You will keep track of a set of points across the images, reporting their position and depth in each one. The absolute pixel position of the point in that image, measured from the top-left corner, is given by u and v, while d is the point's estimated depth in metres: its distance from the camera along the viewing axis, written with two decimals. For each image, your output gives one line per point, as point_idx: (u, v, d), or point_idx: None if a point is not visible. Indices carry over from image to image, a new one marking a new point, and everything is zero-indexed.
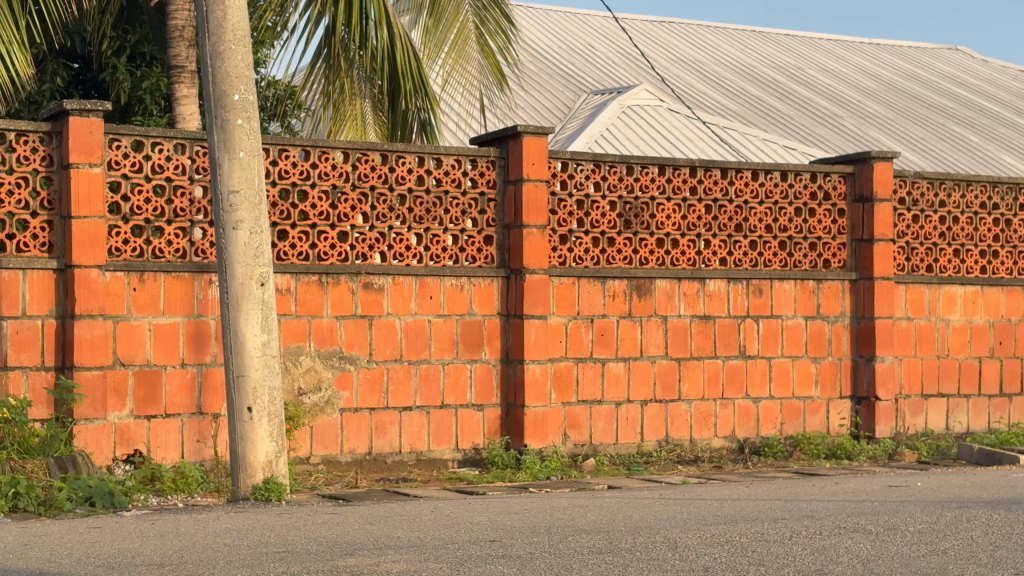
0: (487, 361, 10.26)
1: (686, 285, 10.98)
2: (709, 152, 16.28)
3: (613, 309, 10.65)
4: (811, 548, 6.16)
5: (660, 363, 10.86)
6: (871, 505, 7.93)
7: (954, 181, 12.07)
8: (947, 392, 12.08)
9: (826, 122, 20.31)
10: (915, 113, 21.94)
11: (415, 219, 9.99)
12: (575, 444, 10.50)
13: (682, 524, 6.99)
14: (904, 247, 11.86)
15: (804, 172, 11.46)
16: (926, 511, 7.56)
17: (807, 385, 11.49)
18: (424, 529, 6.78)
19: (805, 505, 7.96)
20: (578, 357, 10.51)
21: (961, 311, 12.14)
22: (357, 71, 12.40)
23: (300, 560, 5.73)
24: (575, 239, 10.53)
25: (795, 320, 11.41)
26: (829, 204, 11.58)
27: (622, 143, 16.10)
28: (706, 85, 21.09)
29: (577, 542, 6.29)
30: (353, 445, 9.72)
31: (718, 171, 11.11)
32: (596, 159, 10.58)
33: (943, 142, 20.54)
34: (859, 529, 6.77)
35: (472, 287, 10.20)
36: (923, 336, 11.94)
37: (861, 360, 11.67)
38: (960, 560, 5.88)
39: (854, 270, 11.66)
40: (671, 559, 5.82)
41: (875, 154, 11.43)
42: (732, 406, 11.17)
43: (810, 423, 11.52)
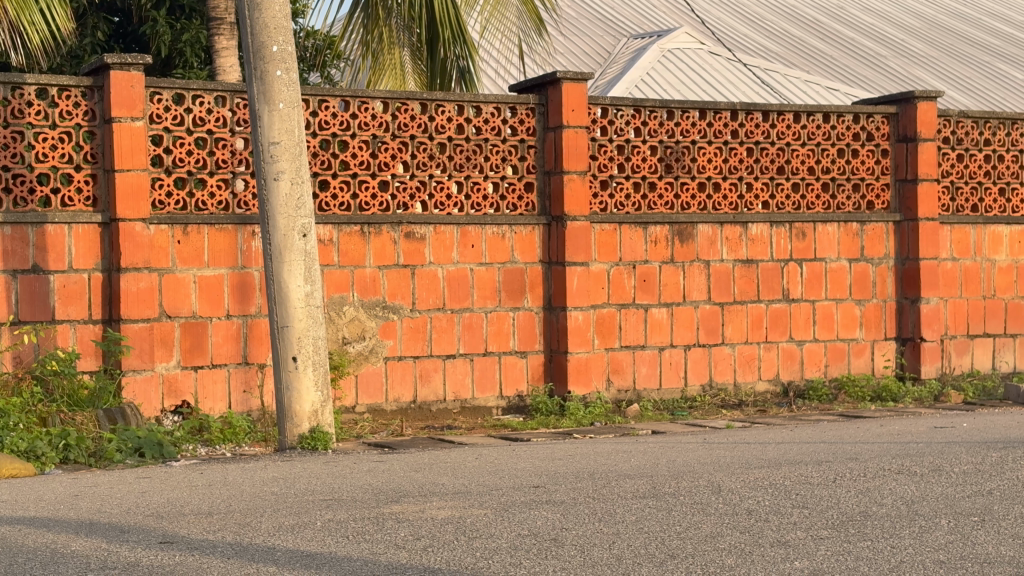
0: (529, 309, 10.29)
1: (728, 230, 10.94)
2: (751, 95, 16.18)
3: (655, 255, 10.64)
4: (856, 491, 6.17)
5: (703, 308, 10.85)
6: (915, 446, 7.91)
7: (999, 118, 11.93)
8: (993, 332, 12.00)
9: (869, 61, 20.10)
10: (958, 50, 21.68)
11: (455, 167, 10.01)
12: (619, 390, 10.52)
13: (726, 468, 7.01)
14: (949, 187, 11.75)
15: (847, 113, 11.37)
16: (972, 451, 7.54)
17: (852, 327, 11.45)
18: (468, 476, 6.83)
19: (849, 447, 7.96)
20: (620, 303, 10.51)
21: (1007, 252, 12.04)
22: (395, 20, 12.33)
23: (347, 507, 5.78)
24: (616, 184, 10.51)
25: (838, 263, 11.36)
26: (873, 144, 11.50)
27: (662, 86, 15.99)
28: (746, 27, 20.90)
29: (621, 487, 6.32)
30: (397, 394, 9.79)
31: (759, 114, 11.03)
32: (636, 105, 10.54)
33: (988, 80, 20.27)
34: (904, 471, 6.76)
35: (514, 235, 10.21)
36: (968, 277, 11.85)
37: (906, 302, 11.61)
38: (1004, 501, 5.88)
39: (898, 211, 11.60)
40: (715, 503, 5.84)
41: (918, 93, 11.32)
42: (776, 349, 11.14)
43: (855, 365, 11.49)
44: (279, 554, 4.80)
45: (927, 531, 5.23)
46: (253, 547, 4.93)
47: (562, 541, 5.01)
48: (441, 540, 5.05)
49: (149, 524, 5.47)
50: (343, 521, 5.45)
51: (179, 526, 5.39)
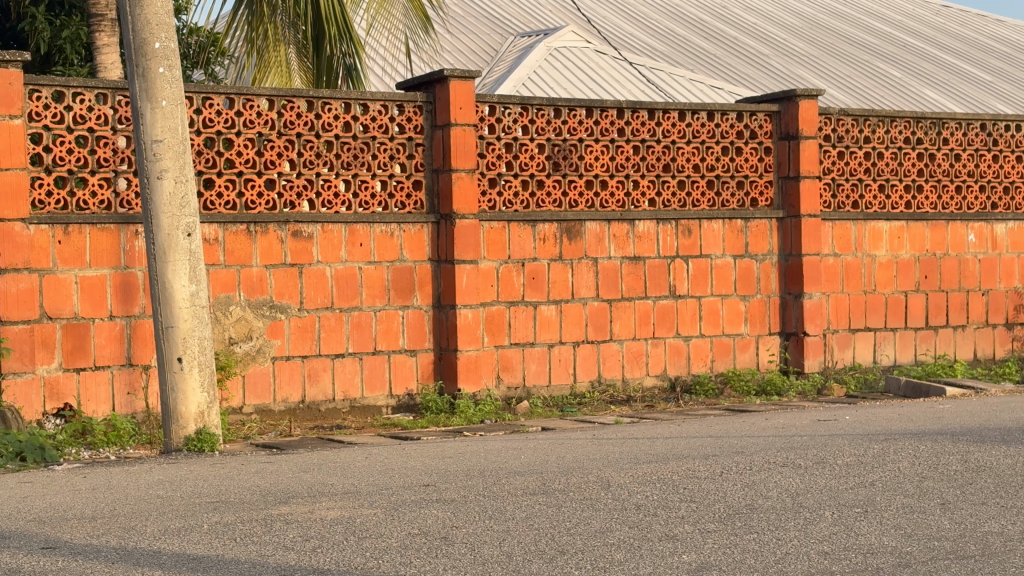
0: (418, 307, 10.26)
1: (616, 227, 11.01)
2: (636, 93, 16.30)
3: (544, 252, 10.68)
4: (742, 484, 6.25)
5: (591, 305, 10.92)
6: (800, 439, 8.03)
7: (879, 117, 12.16)
8: (874, 325, 12.23)
9: (751, 60, 20.36)
10: (837, 49, 22.06)
11: (343, 165, 9.95)
12: (509, 387, 10.54)
13: (615, 463, 7.05)
14: (830, 183, 11.96)
15: (730, 112, 11.51)
16: (854, 444, 7.68)
17: (737, 323, 11.60)
18: (358, 476, 6.79)
19: (735, 441, 8.06)
20: (509, 300, 10.53)
21: (887, 247, 12.26)
22: (281, 17, 12.18)
23: (234, 510, 5.72)
24: (504, 182, 10.53)
25: (723, 259, 11.51)
26: (756, 142, 11.66)
27: (548, 85, 16.05)
28: (632, 25, 21.06)
29: (511, 484, 6.34)
30: (286, 394, 9.70)
31: (645, 112, 11.12)
32: (524, 103, 10.56)
33: (868, 79, 20.62)
34: (789, 464, 6.87)
35: (402, 233, 10.18)
36: (850, 272, 12.07)
37: (789, 297, 11.79)
38: (886, 492, 6.00)
39: (781, 208, 11.77)
40: (605, 499, 5.89)
41: (800, 92, 11.49)
42: (663, 345, 11.26)
43: (740, 360, 11.65)
44: (165, 557, 4.74)
45: (811, 523, 5.32)
46: (139, 551, 4.85)
47: (452, 540, 5.00)
48: (330, 540, 5.02)
49: (31, 529, 5.36)
50: (230, 523, 5.39)
51: (62, 531, 5.29)
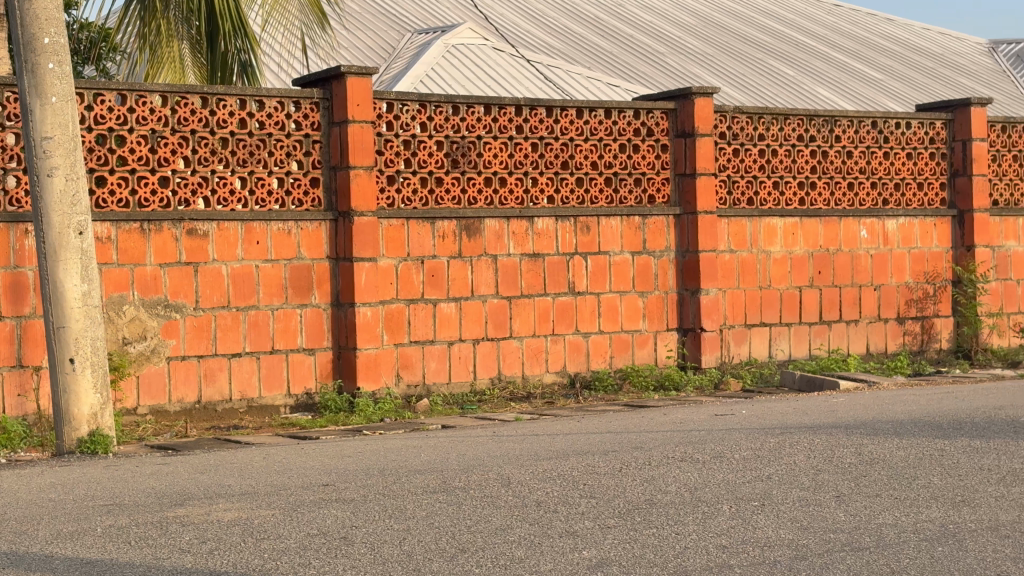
0: (316, 305, 10.18)
1: (515, 224, 11.01)
2: (534, 91, 16.34)
3: (443, 250, 10.65)
4: (641, 479, 6.29)
5: (491, 302, 10.91)
6: (697, 434, 8.10)
7: (773, 114, 12.33)
8: (770, 321, 12.38)
9: (648, 58, 20.51)
10: (732, 47, 22.31)
11: (239, 162, 9.83)
12: (408, 385, 10.50)
13: (515, 460, 7.05)
14: (726, 180, 12.09)
15: (627, 109, 11.58)
16: (751, 437, 7.77)
17: (635, 319, 11.68)
18: (256, 476, 6.72)
19: (633, 436, 8.11)
20: (409, 298, 10.49)
21: (781, 243, 12.41)
22: (174, 12, 11.97)
23: (129, 512, 5.62)
24: (402, 179, 10.49)
25: (621, 256, 11.57)
26: (653, 139, 11.73)
27: (446, 82, 16.02)
28: (529, 23, 21.10)
29: (411, 483, 6.31)
30: (181, 395, 9.56)
31: (543, 109, 11.14)
32: (422, 100, 10.53)
33: (762, 77, 20.87)
34: (688, 458, 6.93)
35: (300, 231, 10.09)
36: (745, 268, 12.20)
37: (687, 293, 11.89)
38: (783, 485, 6.08)
39: (678, 205, 11.86)
40: (505, 495, 5.88)
41: (696, 90, 11.60)
42: (562, 341, 11.29)
43: (638, 356, 11.72)
44: (57, 562, 4.64)
45: (710, 517, 5.37)
46: (30, 556, 4.74)
47: (351, 540, 4.96)
48: (227, 542, 4.95)
49: None
50: (124, 526, 5.30)
51: None
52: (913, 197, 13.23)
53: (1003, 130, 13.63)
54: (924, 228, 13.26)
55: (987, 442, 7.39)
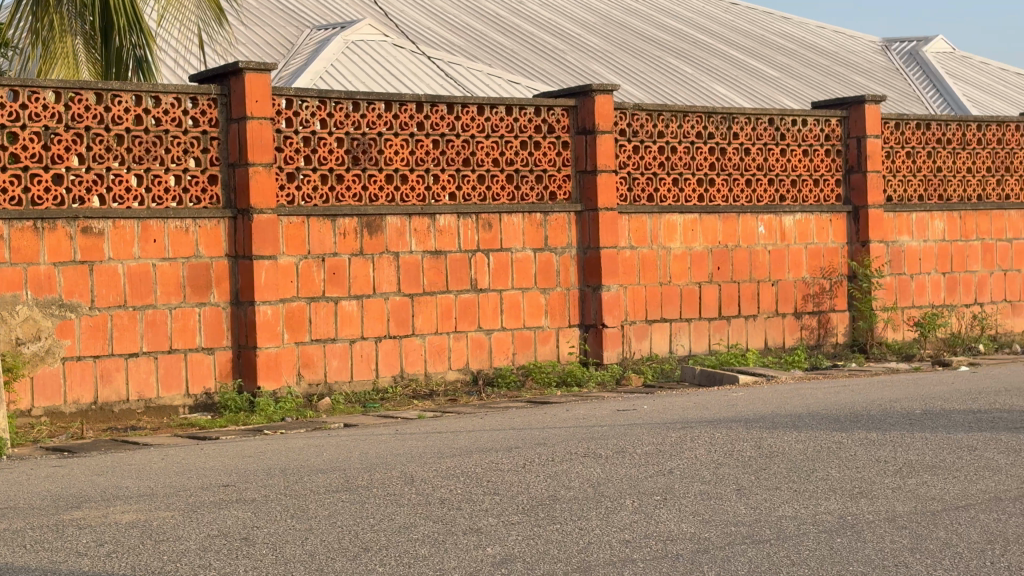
0: (216, 304, 10.05)
1: (416, 221, 10.98)
2: (435, 87, 16.30)
3: (344, 247, 10.59)
4: (544, 475, 6.30)
5: (392, 300, 10.86)
6: (600, 429, 8.14)
7: (672, 111, 12.42)
8: (670, 317, 12.47)
9: (548, 55, 20.57)
10: (630, 45, 22.46)
11: (135, 159, 9.68)
12: (309, 384, 10.41)
13: (418, 458, 7.03)
14: (626, 177, 12.16)
15: (528, 107, 11.60)
16: (653, 432, 7.82)
17: (537, 316, 11.70)
18: (155, 477, 6.62)
19: (537, 432, 8.12)
20: (309, 296, 10.41)
21: (681, 239, 12.52)
22: (67, 7, 11.77)
23: (24, 516, 5.51)
24: (302, 176, 10.40)
25: (523, 253, 11.60)
26: (554, 136, 11.79)
27: (346, 79, 15.92)
28: (429, 20, 21.05)
29: (313, 482, 6.26)
30: (77, 396, 9.39)
31: (444, 106, 11.11)
32: (321, 96, 10.46)
33: (661, 75, 21.03)
34: (590, 454, 6.96)
35: (198, 229, 9.95)
36: (646, 264, 12.28)
37: (588, 290, 11.94)
38: (684, 479, 6.13)
39: (579, 202, 11.90)
40: (408, 494, 5.86)
41: (596, 87, 11.66)
42: (465, 339, 11.27)
43: (540, 352, 11.75)
44: None
45: (613, 512, 5.39)
46: None
47: (253, 540, 4.91)
48: (125, 545, 4.87)
49: None
50: (19, 529, 5.19)
51: None
52: (809, 193, 13.42)
53: (897, 127, 13.85)
54: (820, 223, 13.46)
55: (884, 434, 7.50)
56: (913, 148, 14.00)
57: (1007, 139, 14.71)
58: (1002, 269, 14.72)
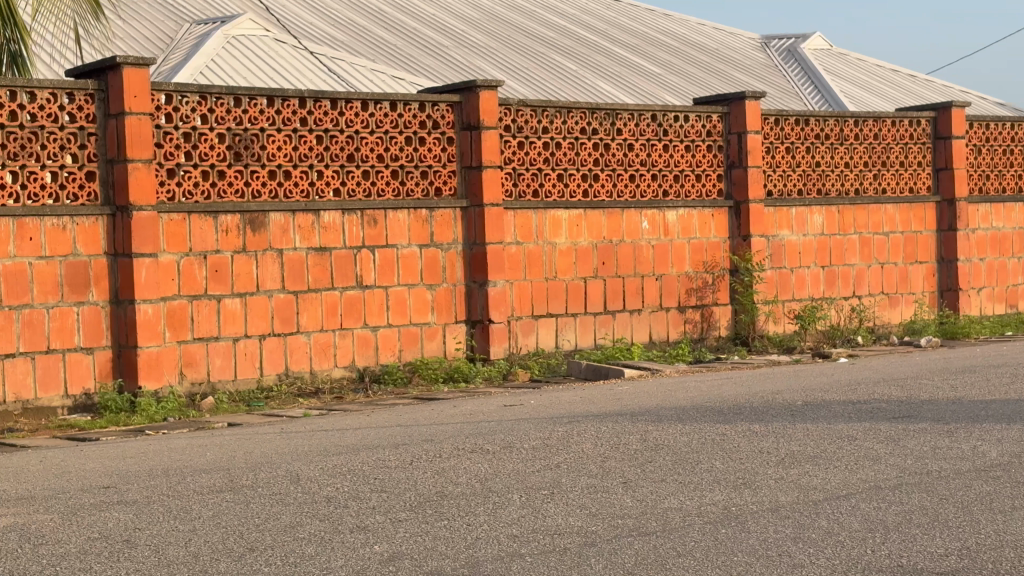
0: (95, 303, 9.86)
1: (300, 218, 10.88)
2: (318, 83, 16.18)
3: (227, 244, 10.46)
4: (431, 472, 6.28)
5: (276, 298, 10.75)
6: (487, 425, 8.14)
7: (556, 107, 12.47)
8: (556, 312, 12.52)
9: (431, 51, 20.53)
10: (514, 41, 22.51)
11: (9, 156, 9.45)
12: (192, 383, 10.26)
13: (304, 456, 6.96)
14: (511, 173, 12.18)
15: (412, 102, 11.56)
16: (540, 427, 7.84)
17: (423, 312, 11.67)
18: (32, 480, 6.46)
19: (423, 429, 8.09)
20: (192, 294, 10.27)
21: (566, 235, 12.57)
22: None
23: None
24: (183, 173, 10.25)
25: (409, 249, 11.56)
26: (438, 132, 11.75)
27: (227, 73, 15.73)
28: (311, 14, 20.88)
29: (197, 482, 6.16)
30: None
31: (327, 101, 11.03)
32: (202, 91, 10.31)
33: (545, 71, 21.10)
34: (477, 449, 6.95)
35: (76, 226, 9.75)
36: (531, 260, 12.31)
37: (474, 286, 11.94)
38: (571, 473, 6.15)
39: (465, 197, 11.89)
40: (294, 493, 5.79)
41: (480, 83, 11.67)
42: (350, 336, 11.20)
43: (427, 349, 11.72)
44: None
45: (500, 507, 5.39)
46: None
47: (135, 542, 4.82)
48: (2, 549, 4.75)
49: None
50: None
51: None
52: (692, 189, 13.56)
53: (776, 123, 14.06)
54: (703, 218, 13.62)
55: (766, 426, 7.61)
56: (793, 144, 14.22)
57: (883, 134, 15.00)
58: (879, 262, 15.01)
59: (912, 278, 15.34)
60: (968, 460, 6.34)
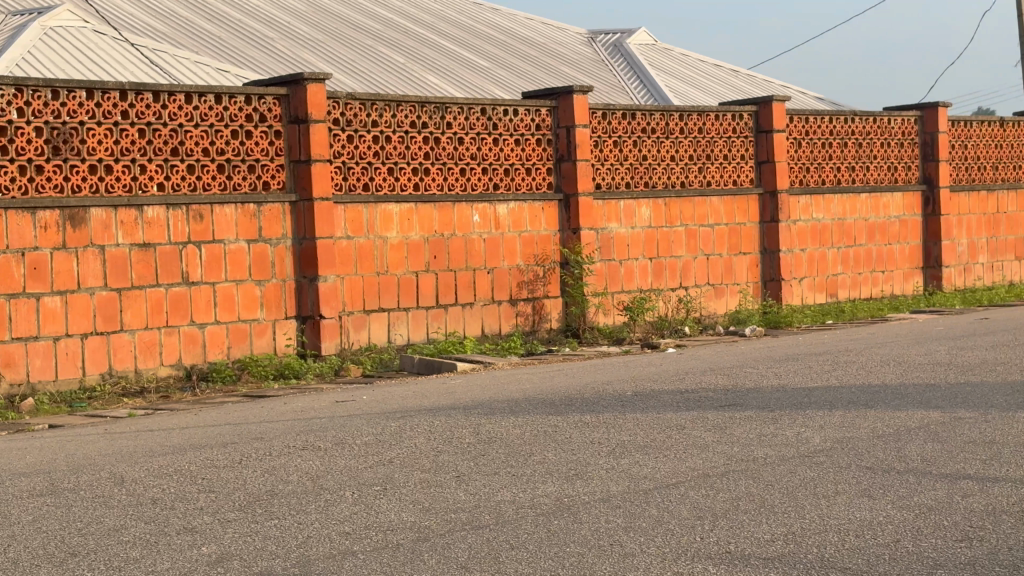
0: None
1: (123, 213, 10.61)
2: (139, 75, 15.81)
3: (46, 241, 10.15)
4: (262, 470, 6.18)
5: (99, 295, 10.46)
6: (319, 422, 8.04)
7: (385, 101, 12.40)
8: (388, 306, 12.44)
9: (257, 43, 20.23)
10: (342, 34, 22.32)
11: None
12: (11, 384, 9.92)
13: (129, 458, 6.78)
14: (340, 167, 12.07)
15: (238, 95, 11.36)
16: (372, 422, 7.78)
17: (251, 308, 11.48)
18: None
19: (253, 427, 7.96)
20: (9, 293, 9.94)
21: (397, 229, 12.51)
22: None
23: None
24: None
25: (237, 244, 11.36)
26: (266, 126, 11.58)
27: (45, 65, 15.26)
28: (132, 5, 20.39)
29: (15, 487, 5.95)
30: None
31: (150, 94, 10.79)
32: (18, 84, 9.99)
33: (373, 64, 20.96)
34: (308, 446, 6.86)
35: None
36: (362, 254, 12.22)
37: (304, 281, 11.80)
38: (404, 468, 6.11)
39: (293, 192, 11.75)
40: (119, 495, 5.64)
41: (307, 76, 11.54)
42: (177, 333, 10.96)
43: (256, 346, 11.53)
44: None
45: (332, 504, 5.33)
46: None
47: None
48: None
49: None
50: None
51: None
52: (522, 182, 13.63)
53: (604, 117, 14.21)
54: (533, 212, 13.68)
55: (598, 417, 7.67)
56: (620, 137, 14.39)
57: (707, 128, 15.28)
58: (704, 253, 15.29)
59: (737, 268, 15.66)
60: (793, 446, 6.48)
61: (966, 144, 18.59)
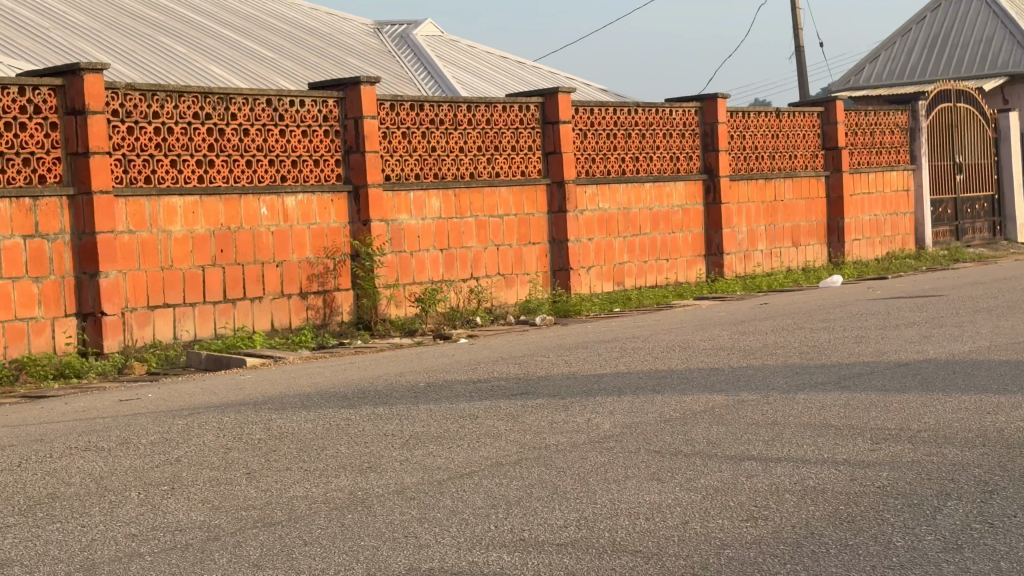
0: None
1: None
2: None
3: None
4: (41, 473, 5.95)
5: None
6: (103, 421, 7.79)
7: (166, 92, 12.10)
8: (173, 302, 12.14)
9: (29, 32, 19.50)
10: (120, 23, 21.68)
11: None
12: None
13: None
14: (121, 159, 11.74)
15: (10, 86, 10.95)
16: (159, 421, 7.58)
17: (29, 306, 11.07)
18: None
19: (33, 429, 7.67)
20: None
21: (182, 222, 12.22)
22: None
23: None
24: None
25: (12, 240, 10.94)
26: (41, 117, 11.18)
27: None
28: None
29: None
30: None
31: None
32: None
33: (152, 54, 20.42)
34: (91, 447, 6.64)
35: None
36: (145, 249, 11.90)
37: (84, 277, 11.43)
38: (192, 466, 5.97)
39: (72, 185, 11.38)
40: None
41: (85, 66, 11.19)
42: None
43: (35, 345, 11.12)
44: None
45: (117, 505, 5.16)
46: None
47: None
48: None
49: None
50: None
51: None
52: (310, 174, 13.47)
53: (392, 108, 14.15)
54: (321, 204, 13.54)
55: (390, 409, 7.64)
56: (408, 129, 14.36)
57: (494, 119, 15.37)
58: (494, 244, 15.37)
59: (526, 258, 15.79)
60: (583, 432, 6.56)
61: (744, 134, 19.13)
